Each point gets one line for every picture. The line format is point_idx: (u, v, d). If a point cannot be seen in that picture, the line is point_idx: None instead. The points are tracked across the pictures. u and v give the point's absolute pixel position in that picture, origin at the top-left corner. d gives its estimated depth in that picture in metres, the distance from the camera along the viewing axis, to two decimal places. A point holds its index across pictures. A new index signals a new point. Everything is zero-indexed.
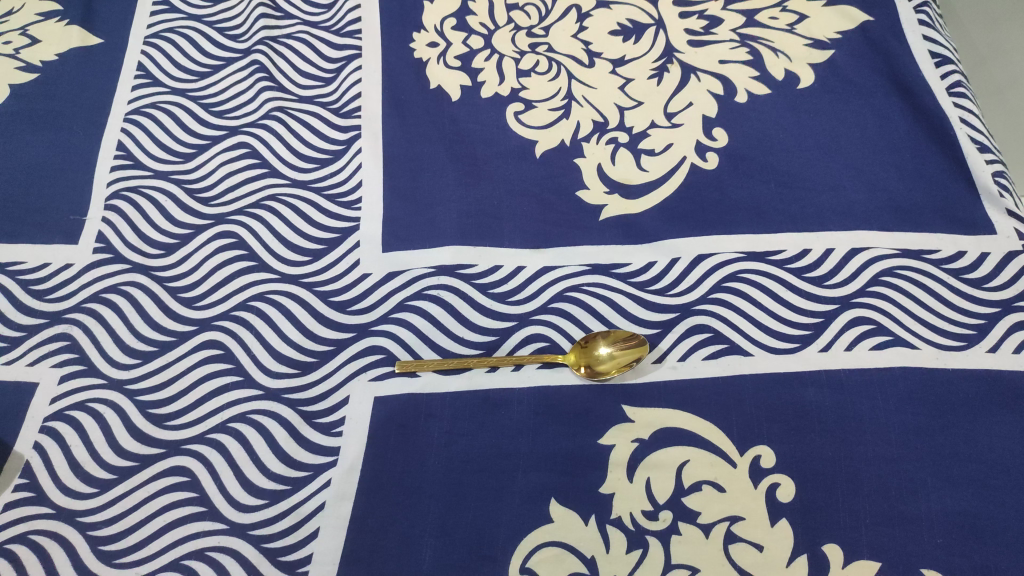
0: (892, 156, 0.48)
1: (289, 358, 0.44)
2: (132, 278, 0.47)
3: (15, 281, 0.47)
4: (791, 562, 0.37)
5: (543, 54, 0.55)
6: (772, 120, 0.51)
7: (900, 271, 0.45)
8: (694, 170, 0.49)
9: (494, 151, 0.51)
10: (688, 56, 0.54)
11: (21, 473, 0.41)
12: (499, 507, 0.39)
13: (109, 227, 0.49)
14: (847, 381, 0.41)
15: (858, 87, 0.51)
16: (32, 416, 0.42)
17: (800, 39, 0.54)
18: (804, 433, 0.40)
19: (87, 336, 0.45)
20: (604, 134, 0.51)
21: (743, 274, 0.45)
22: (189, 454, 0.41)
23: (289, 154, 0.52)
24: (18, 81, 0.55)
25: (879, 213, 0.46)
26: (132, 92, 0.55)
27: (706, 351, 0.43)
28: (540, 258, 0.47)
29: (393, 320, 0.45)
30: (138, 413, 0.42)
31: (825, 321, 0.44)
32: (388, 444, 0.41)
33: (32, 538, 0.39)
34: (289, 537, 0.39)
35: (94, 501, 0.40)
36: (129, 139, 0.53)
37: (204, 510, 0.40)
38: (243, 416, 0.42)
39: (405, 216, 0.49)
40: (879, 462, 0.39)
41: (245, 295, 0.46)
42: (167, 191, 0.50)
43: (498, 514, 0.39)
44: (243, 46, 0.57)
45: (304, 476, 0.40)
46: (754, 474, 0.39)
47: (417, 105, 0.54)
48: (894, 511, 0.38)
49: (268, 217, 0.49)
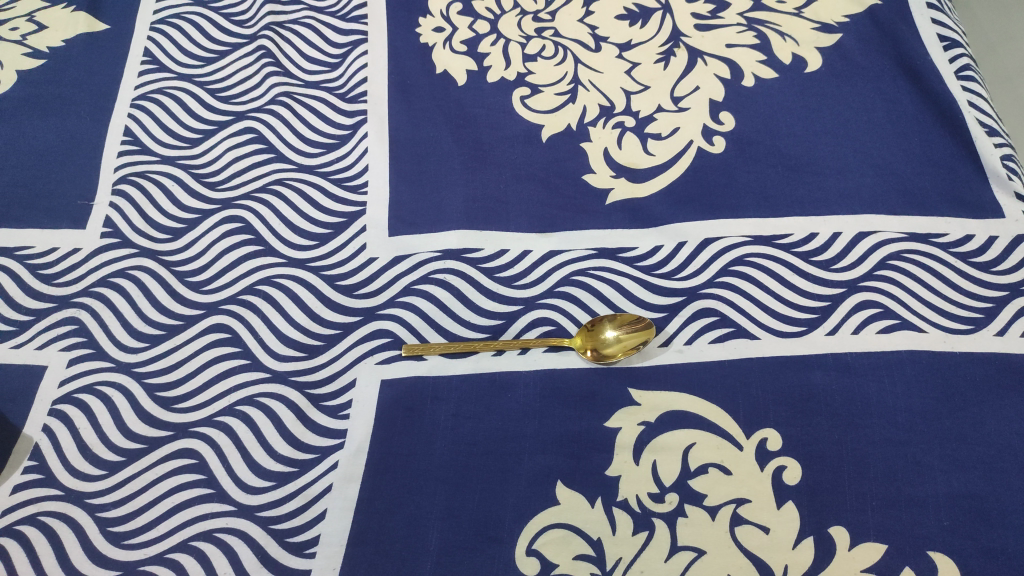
0: (900, 139, 0.48)
1: (296, 342, 0.44)
2: (139, 263, 0.47)
3: (22, 266, 0.47)
4: (797, 544, 0.37)
5: (549, 38, 0.55)
6: (779, 104, 0.51)
7: (908, 255, 0.45)
8: (701, 154, 0.49)
9: (500, 136, 0.51)
10: (694, 40, 0.54)
11: (29, 455, 0.41)
12: (505, 491, 0.39)
13: (116, 212, 0.49)
14: (854, 364, 0.41)
15: (866, 70, 0.51)
16: (41, 398, 0.43)
17: (808, 23, 0.54)
18: (810, 416, 0.40)
19: (95, 320, 0.45)
20: (610, 118, 0.51)
21: (750, 258, 0.45)
22: (196, 436, 0.42)
23: (295, 140, 0.52)
24: (25, 67, 0.55)
25: (886, 196, 0.46)
26: (139, 78, 0.55)
27: (712, 334, 0.43)
28: (546, 242, 0.47)
29: (400, 304, 0.45)
30: (146, 396, 0.43)
31: (832, 305, 0.43)
32: (394, 427, 0.41)
33: (41, 519, 0.39)
34: (296, 519, 0.39)
35: (102, 483, 0.40)
36: (136, 125, 0.53)
37: (211, 492, 0.40)
38: (250, 398, 0.43)
39: (412, 200, 0.49)
40: (886, 444, 0.39)
41: (252, 279, 0.47)
42: (174, 176, 0.51)
43: (504, 497, 0.39)
44: (249, 32, 0.57)
45: (310, 458, 0.41)
46: (760, 457, 0.39)
47: (423, 89, 0.53)
48: (901, 494, 0.37)
49: (275, 201, 0.49)
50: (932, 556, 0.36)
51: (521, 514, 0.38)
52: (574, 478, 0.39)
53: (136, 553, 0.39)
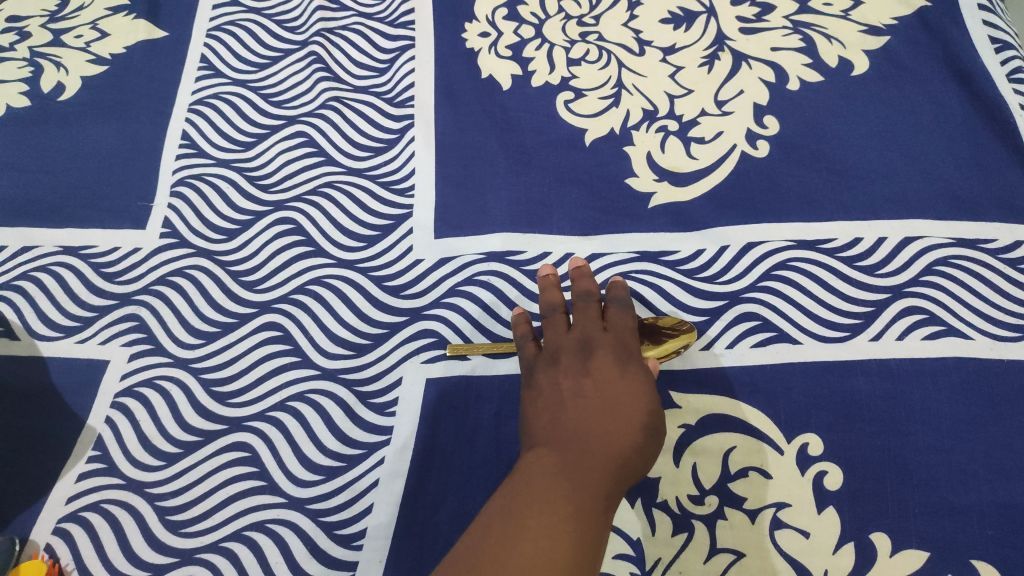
0: (948, 144, 0.48)
1: (345, 340, 0.46)
2: (196, 262, 0.49)
3: (86, 264, 0.49)
4: (837, 549, 0.37)
5: (594, 43, 0.55)
6: (825, 108, 0.50)
7: (955, 260, 0.44)
8: (745, 158, 0.49)
9: (544, 140, 0.52)
10: (740, 43, 0.54)
11: (94, 446, 0.43)
12: (551, 413, 0.39)
13: (175, 213, 0.51)
14: (897, 371, 0.41)
15: (914, 73, 0.51)
16: (104, 391, 0.45)
17: (855, 25, 0.53)
18: (853, 422, 0.40)
19: (155, 317, 0.47)
20: (654, 122, 0.51)
21: (793, 262, 0.45)
22: (249, 430, 0.43)
23: (345, 143, 0.53)
24: (89, 73, 0.57)
25: (934, 201, 0.46)
26: (196, 84, 0.57)
27: (754, 339, 0.43)
28: (589, 245, 0.47)
29: (445, 304, 0.46)
30: (203, 390, 0.45)
31: (876, 311, 0.43)
32: (439, 424, 0.42)
33: (105, 507, 0.42)
34: (346, 512, 0.40)
35: (161, 473, 0.42)
36: (193, 128, 0.55)
37: (264, 484, 0.42)
38: (301, 394, 0.44)
39: (457, 202, 0.50)
40: (929, 452, 0.39)
41: (304, 279, 0.48)
42: (228, 178, 0.52)
43: (553, 425, 0.38)
44: (300, 38, 0.59)
45: (357, 453, 0.42)
46: (801, 462, 0.39)
47: (469, 93, 0.54)
48: (944, 501, 0.38)
49: (325, 203, 0.51)
50: (975, 563, 0.36)
51: (566, 426, 0.38)
52: (632, 402, 0.39)
53: (193, 541, 0.41)
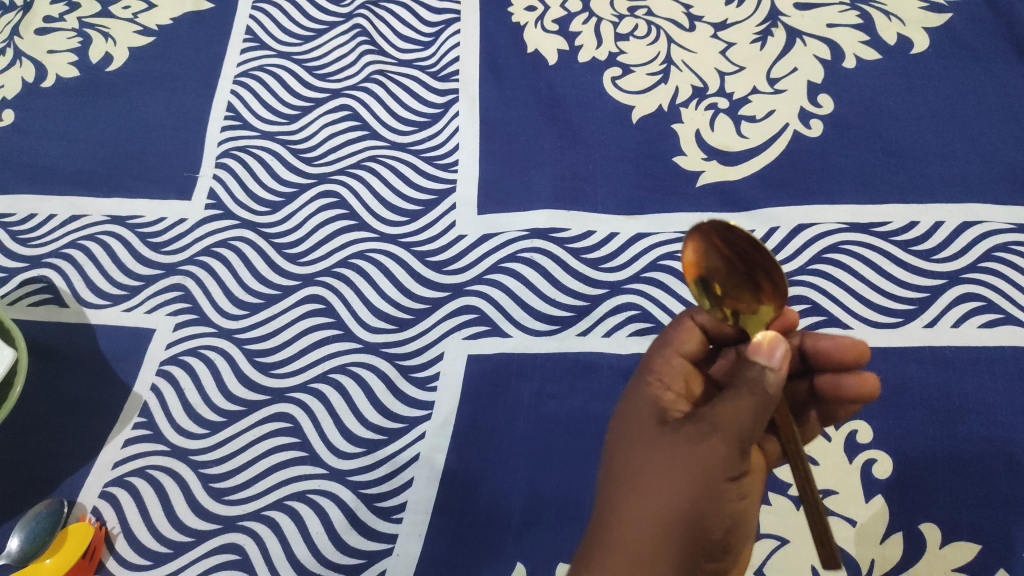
0: (1011, 125, 0.46)
1: (387, 315, 0.46)
2: (241, 234, 0.49)
3: (133, 234, 0.50)
4: (885, 539, 0.37)
5: (643, 18, 0.54)
6: (882, 87, 0.49)
7: (1015, 247, 0.43)
8: (797, 137, 0.48)
9: (590, 116, 0.51)
10: (794, 20, 0.52)
11: (139, 412, 0.44)
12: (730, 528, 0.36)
13: (220, 184, 0.51)
14: (952, 359, 0.40)
15: (977, 52, 0.49)
16: (150, 360, 0.45)
17: (914, 2, 0.51)
18: (904, 409, 0.39)
19: (199, 287, 0.48)
20: (703, 100, 0.50)
21: (844, 246, 0.44)
22: (292, 402, 0.43)
23: (389, 117, 0.53)
24: (136, 44, 0.57)
25: (994, 185, 0.44)
26: (241, 56, 0.57)
27: (803, 322, 0.43)
28: (635, 224, 0.47)
29: (487, 281, 0.46)
30: (246, 360, 0.45)
31: (930, 298, 0.42)
32: (481, 400, 0.42)
33: (150, 473, 0.42)
34: (386, 485, 0.41)
35: (205, 441, 0.43)
36: (238, 101, 0.55)
37: (305, 455, 0.42)
38: (343, 366, 0.44)
39: (501, 179, 0.49)
40: (984, 443, 0.38)
41: (346, 252, 0.48)
42: (272, 150, 0.52)
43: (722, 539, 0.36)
44: (345, 11, 0.58)
45: (399, 427, 0.42)
46: (849, 450, 0.39)
47: (514, 68, 0.53)
48: (998, 494, 0.37)
49: (369, 177, 0.51)
50: None
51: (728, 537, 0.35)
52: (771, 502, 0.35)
53: (234, 509, 0.41)
